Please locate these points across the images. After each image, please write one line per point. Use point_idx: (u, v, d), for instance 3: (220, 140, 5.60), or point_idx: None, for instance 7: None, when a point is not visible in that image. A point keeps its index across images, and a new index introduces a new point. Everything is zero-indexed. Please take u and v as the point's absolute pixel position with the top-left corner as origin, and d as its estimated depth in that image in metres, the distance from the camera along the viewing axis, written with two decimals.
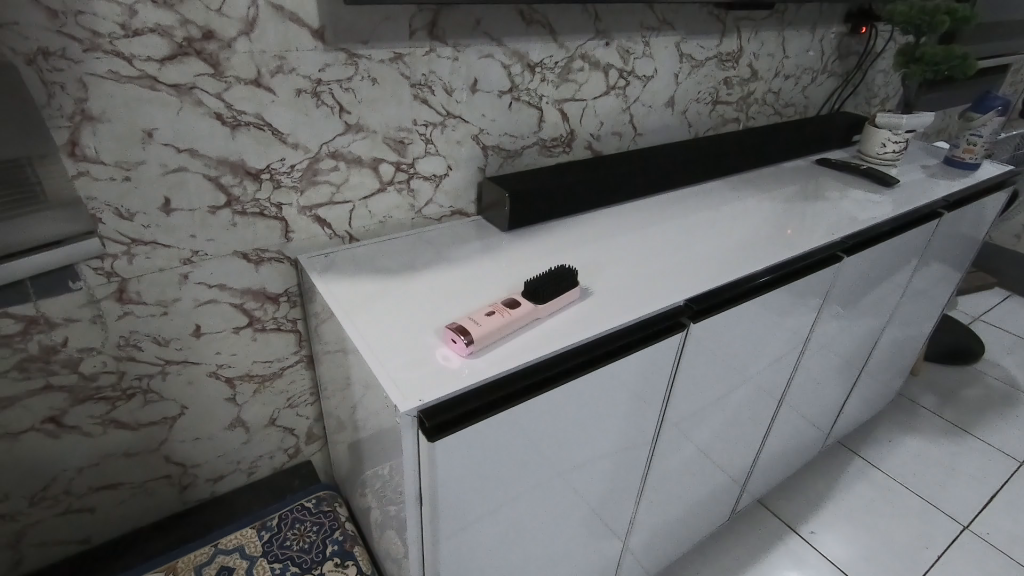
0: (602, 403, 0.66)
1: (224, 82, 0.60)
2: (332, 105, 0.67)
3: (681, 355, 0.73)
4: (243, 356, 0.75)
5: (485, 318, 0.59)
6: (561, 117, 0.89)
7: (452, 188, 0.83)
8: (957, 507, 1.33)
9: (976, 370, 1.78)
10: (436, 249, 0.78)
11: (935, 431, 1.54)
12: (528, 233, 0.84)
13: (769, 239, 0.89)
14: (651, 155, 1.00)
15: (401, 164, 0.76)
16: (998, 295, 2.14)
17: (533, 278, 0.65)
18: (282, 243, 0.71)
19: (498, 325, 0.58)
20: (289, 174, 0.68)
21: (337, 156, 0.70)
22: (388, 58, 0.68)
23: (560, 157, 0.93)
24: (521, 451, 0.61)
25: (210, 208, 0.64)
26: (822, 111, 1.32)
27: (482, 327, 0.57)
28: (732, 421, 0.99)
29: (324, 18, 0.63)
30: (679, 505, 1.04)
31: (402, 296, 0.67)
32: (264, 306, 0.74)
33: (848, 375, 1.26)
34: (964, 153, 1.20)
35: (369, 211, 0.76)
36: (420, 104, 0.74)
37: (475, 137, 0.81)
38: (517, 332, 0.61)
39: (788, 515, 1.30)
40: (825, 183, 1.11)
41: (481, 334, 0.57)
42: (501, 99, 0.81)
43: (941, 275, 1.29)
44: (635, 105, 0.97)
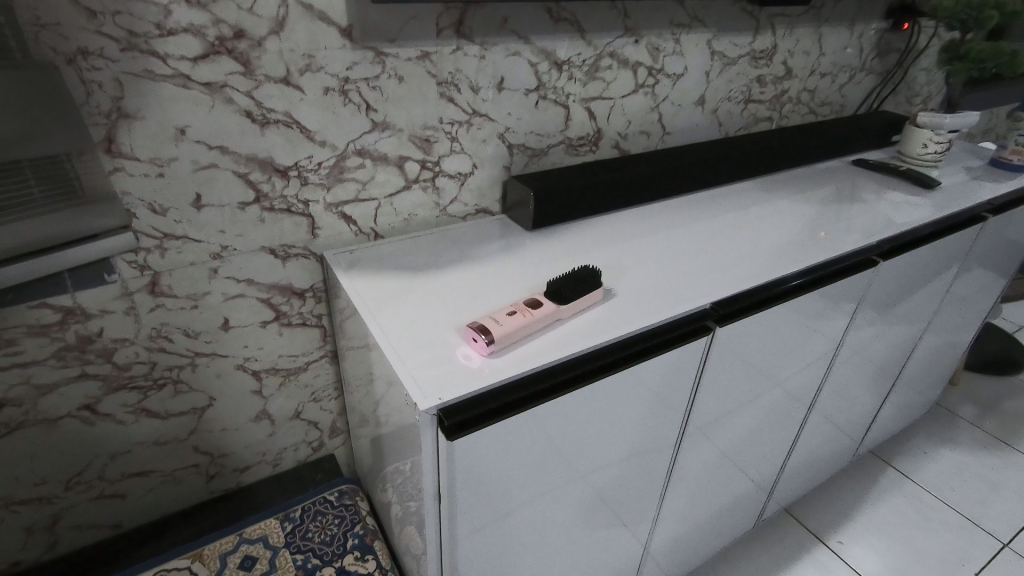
0: (624, 406, 0.66)
1: (254, 80, 0.61)
2: (359, 103, 0.68)
3: (706, 359, 0.72)
4: (269, 349, 0.77)
5: (507, 318, 0.58)
6: (588, 116, 0.88)
7: (476, 186, 0.83)
8: (996, 524, 1.27)
9: (1020, 380, 1.70)
10: (460, 248, 0.78)
11: (974, 444, 1.48)
12: (552, 232, 0.83)
13: (802, 241, 0.86)
14: (679, 155, 0.98)
15: (426, 162, 0.76)
16: None
17: (556, 279, 0.65)
18: (309, 240, 0.72)
19: (520, 325, 0.58)
20: (316, 171, 0.69)
21: (363, 154, 0.71)
22: (415, 57, 0.69)
23: (586, 157, 0.92)
24: (542, 452, 0.61)
25: (239, 204, 0.66)
26: (860, 110, 1.28)
27: (504, 327, 0.57)
28: (759, 426, 0.97)
29: (352, 18, 0.63)
30: (702, 511, 1.02)
31: (424, 295, 0.67)
32: (291, 302, 0.75)
33: (882, 383, 1.22)
34: (1011, 154, 1.15)
35: (394, 208, 0.77)
36: (446, 102, 0.74)
37: (501, 136, 0.81)
38: (539, 333, 0.60)
39: (815, 524, 1.27)
40: (861, 185, 1.08)
41: (502, 334, 0.57)
42: (527, 97, 0.80)
43: (984, 281, 1.24)
44: (665, 103, 0.95)
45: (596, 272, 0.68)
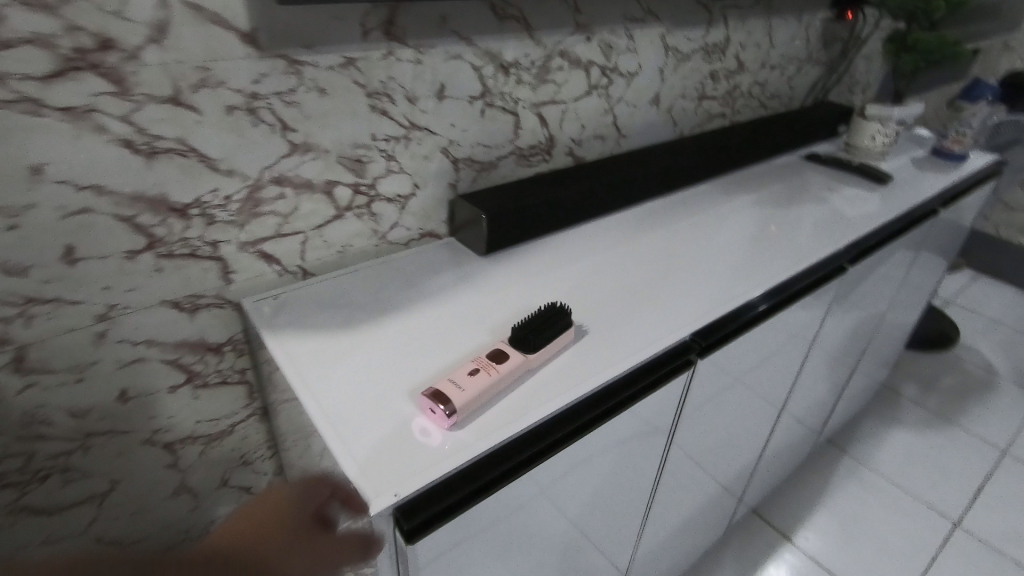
0: (601, 454, 0.59)
1: (132, 101, 0.48)
2: (273, 122, 0.56)
3: (686, 392, 0.66)
4: (182, 416, 0.64)
5: (469, 380, 0.50)
6: (540, 123, 0.80)
7: (419, 208, 0.73)
8: (946, 504, 1.32)
9: (953, 355, 1.78)
10: (405, 283, 0.69)
11: (919, 423, 1.53)
12: (509, 257, 0.75)
13: (771, 251, 0.82)
14: (637, 160, 0.91)
15: (360, 186, 0.66)
16: (967, 277, 2.17)
17: (522, 322, 0.57)
18: (222, 287, 0.61)
19: (484, 388, 0.49)
20: (224, 207, 0.57)
21: (282, 182, 0.60)
22: (338, 64, 0.58)
23: (539, 167, 0.84)
24: (515, 523, 0.54)
25: (127, 253, 0.53)
26: (806, 102, 1.26)
27: (466, 392, 0.48)
28: (723, 436, 0.94)
29: (256, 20, 0.51)
30: (673, 529, 0.99)
31: (368, 351, 0.57)
32: (205, 359, 0.63)
33: (837, 376, 1.22)
34: (952, 144, 1.16)
35: (325, 241, 0.66)
36: (379, 116, 0.63)
37: (444, 150, 0.71)
38: (507, 391, 0.52)
39: (780, 522, 1.26)
40: (816, 182, 1.06)
41: (465, 401, 0.48)
42: (472, 105, 0.71)
43: (929, 270, 1.26)
44: (619, 104, 0.88)
45: (566, 308, 0.61)
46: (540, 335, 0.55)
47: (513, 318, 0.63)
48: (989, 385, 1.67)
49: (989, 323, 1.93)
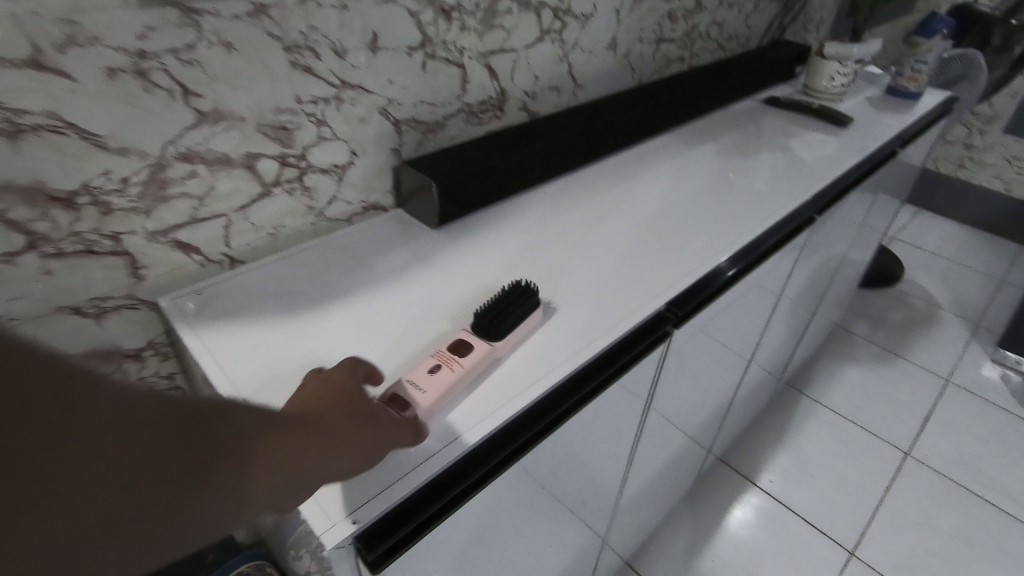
0: (575, 438, 0.56)
1: None
2: (171, 86, 0.47)
3: (661, 363, 0.63)
4: None
5: (430, 381, 0.44)
6: (489, 75, 0.72)
7: (360, 178, 0.65)
8: (897, 435, 1.37)
9: (899, 291, 1.84)
10: (351, 264, 0.61)
11: (870, 359, 1.58)
12: (464, 228, 0.68)
13: (739, 205, 0.78)
14: (595, 112, 0.85)
15: (287, 158, 0.57)
16: (909, 213, 2.23)
17: (485, 305, 0.52)
18: (132, 285, 0.52)
19: (447, 389, 0.44)
20: (122, 192, 0.48)
21: (191, 158, 0.50)
22: (246, 13, 0.48)
23: (491, 124, 0.76)
24: (489, 524, 0.50)
25: (2, 256, 0.44)
26: (763, 41, 1.21)
27: (427, 397, 0.43)
28: (692, 394, 0.93)
29: None
30: (644, 488, 0.99)
31: (312, 350, 0.51)
32: (122, 368, 0.55)
33: (796, 322, 1.23)
34: (908, 82, 1.14)
35: (252, 223, 0.58)
36: (303, 74, 0.54)
37: (383, 111, 0.63)
38: (470, 387, 0.47)
39: (745, 467, 1.29)
40: (777, 127, 1.02)
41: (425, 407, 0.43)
42: (411, 57, 0.62)
43: (883, 212, 1.27)
44: (574, 51, 0.81)
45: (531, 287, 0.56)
46: (506, 320, 0.50)
47: (475, 298, 0.57)
48: (932, 317, 1.74)
49: (930, 257, 2.00)
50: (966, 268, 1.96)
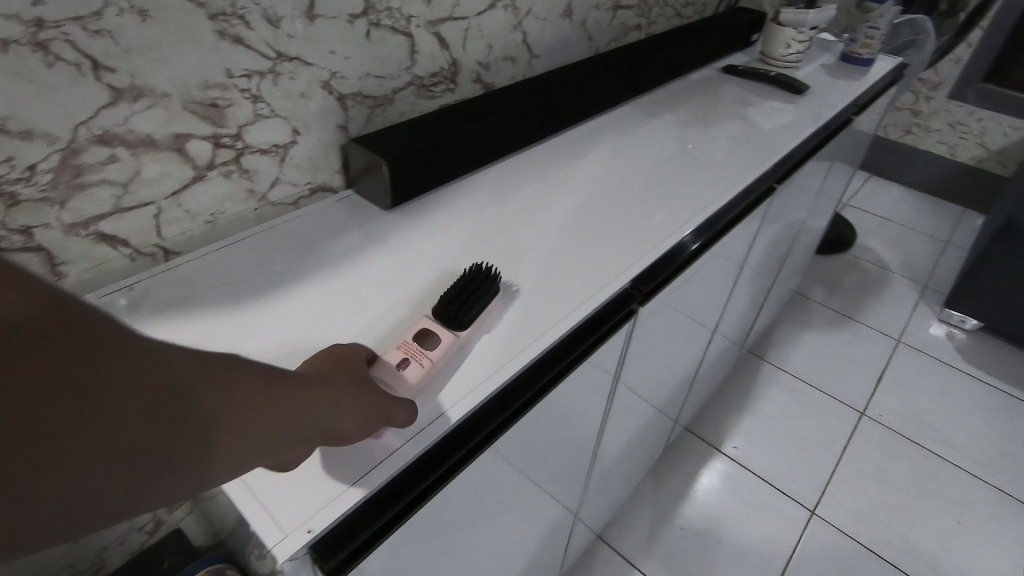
0: (542, 421, 0.54)
1: None
2: (77, 59, 0.42)
3: (626, 341, 0.62)
4: None
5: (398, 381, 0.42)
6: (439, 45, 0.68)
7: (305, 159, 0.61)
8: (853, 396, 1.42)
9: (852, 255, 1.90)
10: (299, 249, 0.58)
11: (826, 323, 1.63)
12: (418, 208, 0.65)
13: (702, 177, 0.77)
14: (552, 83, 0.82)
15: (221, 138, 0.53)
16: (860, 179, 2.29)
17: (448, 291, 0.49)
18: (51, 283, 0.47)
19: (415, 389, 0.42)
20: (30, 182, 0.43)
21: (109, 141, 0.46)
22: None
23: (444, 98, 0.73)
24: (456, 515, 0.48)
25: None
26: (719, 8, 1.19)
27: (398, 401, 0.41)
28: (657, 367, 0.93)
29: None
30: (613, 462, 0.99)
31: (260, 343, 0.48)
32: None
33: (757, 291, 1.25)
34: (861, 48, 1.15)
35: (185, 210, 0.53)
36: (233, 46, 0.50)
37: (326, 85, 0.59)
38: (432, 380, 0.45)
39: (711, 434, 1.32)
40: (735, 96, 1.01)
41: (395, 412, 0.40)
42: (353, 26, 0.58)
43: (838, 179, 1.28)
44: (528, 19, 0.77)
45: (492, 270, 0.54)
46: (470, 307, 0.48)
47: (434, 281, 0.55)
48: (884, 280, 1.80)
49: (880, 221, 2.06)
50: (914, 231, 2.03)
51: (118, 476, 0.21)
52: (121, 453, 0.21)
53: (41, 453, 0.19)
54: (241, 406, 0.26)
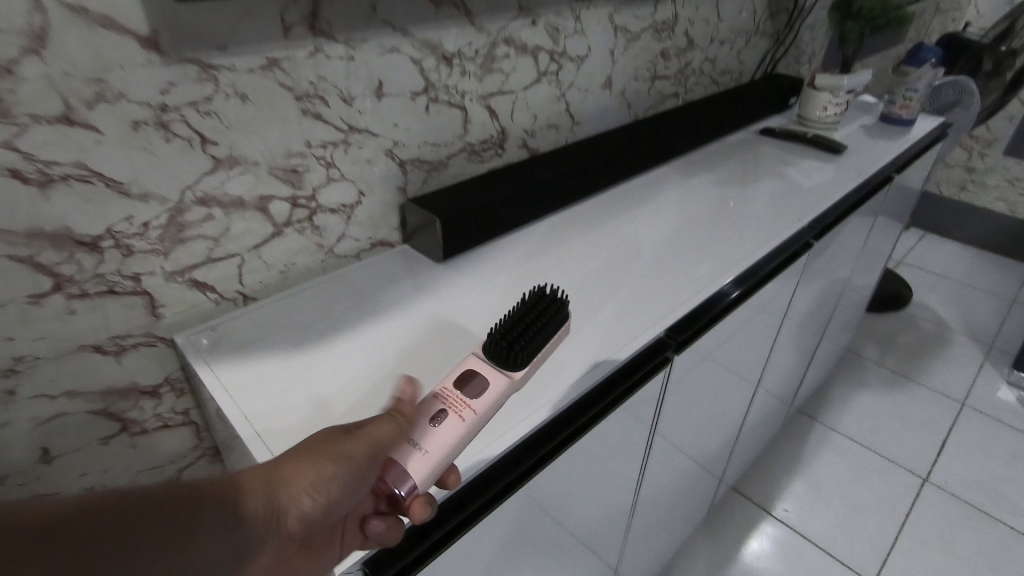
0: (581, 463, 0.56)
1: (13, 124, 0.41)
2: (189, 136, 0.50)
3: (664, 389, 0.64)
4: (119, 469, 0.58)
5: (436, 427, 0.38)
6: (489, 115, 0.75)
7: (367, 217, 0.68)
8: (914, 460, 1.35)
9: (908, 314, 1.84)
10: (359, 297, 0.64)
11: (882, 384, 1.57)
12: (467, 261, 0.70)
13: (738, 232, 0.80)
14: (594, 147, 0.88)
15: (298, 199, 0.60)
16: (914, 236, 2.24)
17: (500, 330, 0.45)
18: (150, 323, 0.54)
19: (458, 439, 0.38)
20: (142, 235, 0.50)
21: (208, 202, 0.53)
22: (259, 66, 0.52)
23: (492, 162, 0.79)
24: (494, 551, 0.50)
25: (30, 297, 0.46)
26: (756, 75, 1.25)
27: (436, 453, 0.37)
28: (700, 419, 0.93)
29: (155, 20, 0.45)
30: (655, 517, 0.98)
31: (329, 379, 0.53)
32: (139, 404, 0.57)
33: (804, 346, 1.23)
34: (900, 109, 1.17)
35: (263, 261, 0.60)
36: (312, 121, 0.58)
37: (389, 152, 0.66)
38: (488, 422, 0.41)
39: (760, 496, 1.27)
40: (772, 156, 1.05)
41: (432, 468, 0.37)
42: (414, 101, 0.66)
43: (885, 235, 1.28)
44: (571, 90, 0.85)
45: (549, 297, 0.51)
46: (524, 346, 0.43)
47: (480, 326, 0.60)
48: (943, 339, 1.73)
49: (938, 279, 2.00)
50: (975, 289, 1.95)
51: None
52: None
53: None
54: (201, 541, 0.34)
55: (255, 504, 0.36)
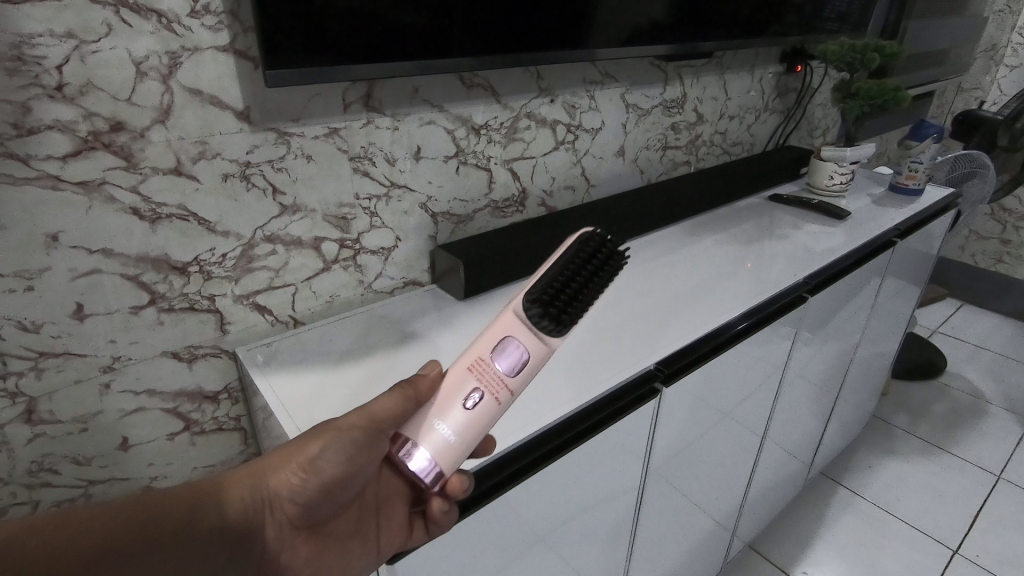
0: (570, 474, 0.64)
1: (138, 174, 0.54)
2: (264, 186, 0.63)
3: (657, 416, 0.73)
4: (180, 463, 0.68)
5: (472, 415, 0.43)
6: (512, 177, 0.87)
7: (402, 259, 0.79)
8: (944, 531, 1.32)
9: (942, 382, 1.80)
10: (392, 326, 0.74)
11: (912, 451, 1.54)
12: (485, 300, 0.80)
13: (735, 282, 0.89)
14: (607, 206, 0.99)
15: (345, 241, 0.72)
16: (951, 305, 2.21)
17: (551, 292, 0.42)
18: (218, 337, 0.65)
19: (492, 418, 0.44)
20: (220, 264, 0.62)
21: (273, 240, 0.66)
22: (322, 134, 0.65)
23: (514, 217, 0.91)
24: (486, 537, 0.58)
25: (131, 309, 0.58)
26: (767, 146, 1.35)
27: (469, 441, 0.44)
28: (712, 468, 0.97)
29: (248, 99, 0.59)
30: (666, 562, 1.00)
31: (364, 377, 0.64)
32: (202, 407, 0.67)
33: (823, 405, 1.25)
34: (907, 179, 1.24)
35: (313, 291, 0.72)
36: (361, 177, 0.70)
37: (423, 205, 0.78)
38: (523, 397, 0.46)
39: (779, 557, 1.26)
40: (780, 219, 1.12)
41: (466, 451, 0.44)
42: (447, 163, 0.78)
43: (901, 298, 1.31)
44: (586, 157, 0.96)
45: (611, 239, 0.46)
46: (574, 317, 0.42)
47: None
48: (980, 411, 1.69)
49: (976, 350, 1.96)
50: (1015, 361, 1.91)
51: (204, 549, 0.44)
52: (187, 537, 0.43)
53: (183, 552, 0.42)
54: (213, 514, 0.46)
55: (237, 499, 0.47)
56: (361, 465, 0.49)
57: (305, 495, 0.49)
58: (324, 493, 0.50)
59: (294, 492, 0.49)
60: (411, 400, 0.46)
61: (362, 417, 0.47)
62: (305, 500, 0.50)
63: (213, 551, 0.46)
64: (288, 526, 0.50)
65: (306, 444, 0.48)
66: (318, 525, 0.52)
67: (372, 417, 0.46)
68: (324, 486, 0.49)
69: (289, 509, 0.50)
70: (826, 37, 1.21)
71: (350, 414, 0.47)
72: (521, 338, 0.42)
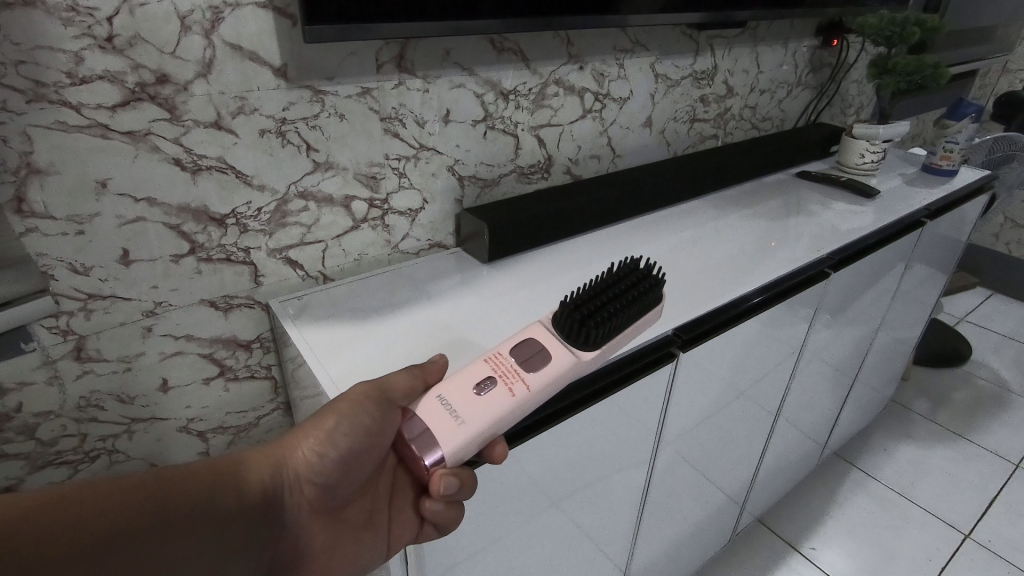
0: (585, 432, 0.66)
1: (182, 126, 0.57)
2: (299, 143, 0.65)
3: (673, 382, 0.74)
4: (215, 407, 0.71)
5: (483, 398, 0.46)
6: (538, 143, 0.88)
7: (428, 221, 0.81)
8: (957, 516, 1.32)
9: (966, 371, 1.78)
10: (415, 286, 0.76)
11: (930, 437, 1.54)
12: (508, 264, 0.82)
13: (756, 255, 0.89)
14: (633, 176, 0.99)
15: (374, 201, 0.74)
16: (980, 294, 2.17)
17: (566, 306, 0.52)
18: (252, 288, 0.68)
19: (509, 405, 0.46)
20: (256, 217, 0.65)
21: (306, 196, 0.68)
22: (355, 93, 0.66)
23: (539, 183, 0.92)
24: (502, 488, 0.61)
25: (173, 257, 0.61)
26: (798, 123, 1.33)
27: (475, 423, 0.45)
28: (727, 440, 0.98)
29: (286, 57, 0.60)
30: (678, 529, 1.02)
31: (388, 332, 0.67)
32: (236, 354, 0.71)
33: (841, 386, 1.25)
34: (941, 160, 1.21)
35: (343, 249, 0.74)
36: (392, 138, 0.72)
37: (450, 168, 0.80)
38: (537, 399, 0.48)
39: (788, 532, 1.28)
40: (806, 196, 1.11)
41: (468, 436, 0.45)
42: (475, 127, 0.79)
43: (929, 281, 1.29)
44: (613, 127, 0.97)
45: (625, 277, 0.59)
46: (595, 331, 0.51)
47: (514, 306, 0.72)
48: (1002, 400, 1.67)
49: (1003, 339, 1.93)
50: None
51: (225, 524, 0.47)
52: (204, 509, 0.45)
53: (199, 518, 0.44)
54: (231, 488, 0.48)
55: (256, 476, 0.50)
56: (372, 443, 0.50)
57: (322, 474, 0.51)
58: (339, 475, 0.52)
59: (311, 470, 0.51)
60: (420, 381, 0.51)
61: (373, 388, 0.49)
62: (322, 480, 0.52)
63: (232, 529, 0.47)
64: (308, 509, 0.53)
65: (322, 421, 0.50)
66: (335, 511, 0.54)
67: (382, 388, 0.49)
68: (339, 465, 0.51)
69: (307, 490, 0.52)
70: (865, 11, 1.18)
71: (361, 385, 0.49)
72: (540, 337, 0.50)
